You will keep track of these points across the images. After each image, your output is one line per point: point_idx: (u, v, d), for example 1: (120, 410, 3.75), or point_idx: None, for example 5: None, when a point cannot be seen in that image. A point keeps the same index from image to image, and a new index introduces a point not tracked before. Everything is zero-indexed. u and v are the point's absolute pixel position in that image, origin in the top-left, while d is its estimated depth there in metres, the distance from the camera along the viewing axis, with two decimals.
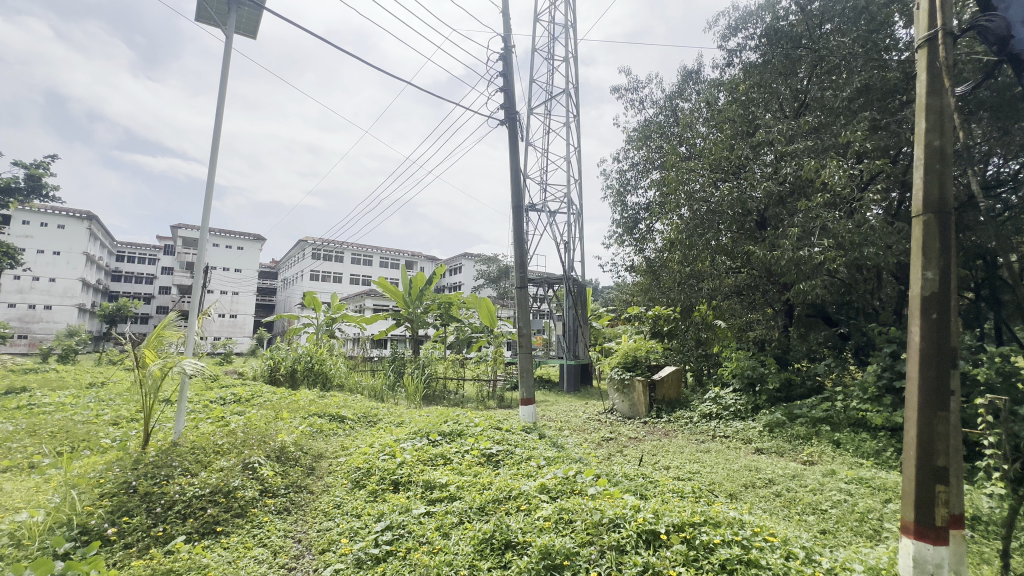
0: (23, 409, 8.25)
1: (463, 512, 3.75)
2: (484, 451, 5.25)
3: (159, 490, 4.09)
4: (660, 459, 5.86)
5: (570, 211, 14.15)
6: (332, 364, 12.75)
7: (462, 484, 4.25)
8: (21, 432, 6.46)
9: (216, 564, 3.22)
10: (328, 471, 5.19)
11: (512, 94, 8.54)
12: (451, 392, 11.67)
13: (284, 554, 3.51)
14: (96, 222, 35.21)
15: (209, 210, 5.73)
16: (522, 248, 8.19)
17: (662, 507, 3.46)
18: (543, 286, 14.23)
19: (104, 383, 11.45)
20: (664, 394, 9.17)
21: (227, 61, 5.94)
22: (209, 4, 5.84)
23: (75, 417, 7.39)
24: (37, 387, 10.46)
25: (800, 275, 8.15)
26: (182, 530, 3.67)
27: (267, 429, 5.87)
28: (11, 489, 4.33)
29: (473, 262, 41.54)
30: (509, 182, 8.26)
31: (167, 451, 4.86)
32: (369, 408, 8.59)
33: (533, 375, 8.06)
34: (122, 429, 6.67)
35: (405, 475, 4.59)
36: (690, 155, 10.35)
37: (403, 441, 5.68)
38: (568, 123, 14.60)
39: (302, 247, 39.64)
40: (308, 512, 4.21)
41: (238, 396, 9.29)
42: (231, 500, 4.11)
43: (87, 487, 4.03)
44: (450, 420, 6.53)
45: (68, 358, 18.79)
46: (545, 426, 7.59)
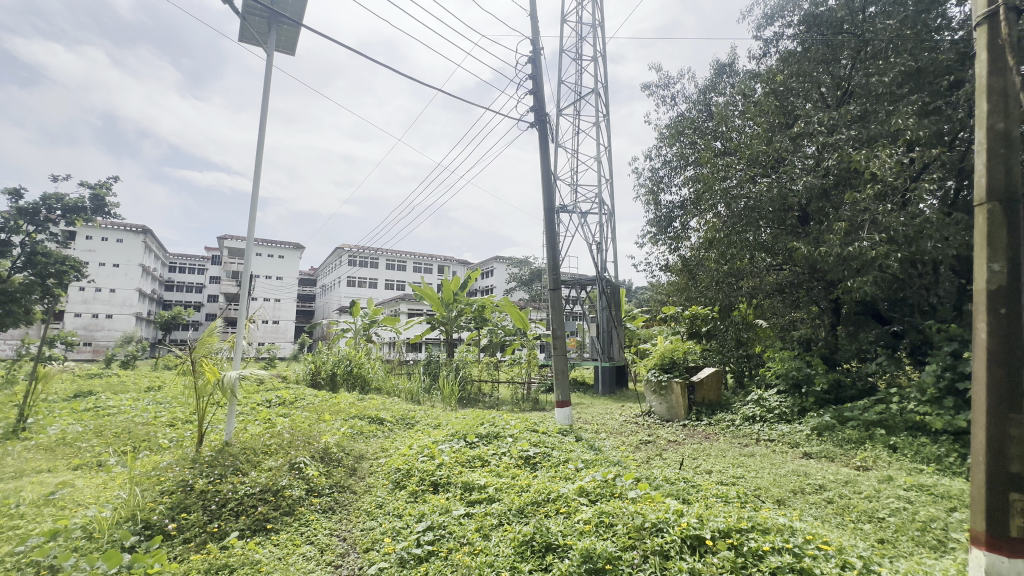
0: (91, 410, 8.92)
1: (503, 514, 3.76)
2: (522, 453, 5.26)
3: (214, 488, 4.28)
4: (702, 463, 5.69)
5: (602, 211, 14.01)
6: (370, 368, 13.08)
7: (500, 487, 4.26)
8: (90, 432, 6.98)
9: (268, 560, 3.36)
10: (369, 472, 5.30)
11: (542, 96, 8.54)
12: (485, 395, 11.73)
13: (331, 552, 3.61)
14: (150, 235, 37.45)
15: (255, 219, 6.00)
16: (555, 251, 8.16)
17: (706, 511, 3.36)
18: (576, 287, 14.18)
19: (161, 386, 12.17)
20: (703, 396, 8.91)
21: (269, 78, 6.22)
22: (251, 25, 6.12)
23: (137, 419, 7.90)
24: (101, 391, 11.25)
25: (848, 271, 7.75)
26: (236, 526, 3.84)
27: (312, 431, 6.11)
28: (82, 487, 4.66)
29: (505, 266, 41.79)
30: (540, 183, 8.27)
31: (221, 451, 5.09)
32: (407, 410, 8.77)
33: (569, 377, 8.00)
34: (178, 431, 7.05)
35: (445, 476, 4.65)
36: (726, 150, 10.10)
37: (441, 443, 5.75)
38: (597, 122, 14.47)
39: (338, 255, 41.02)
40: (351, 511, 4.32)
41: (283, 399, 9.67)
42: (279, 498, 4.26)
43: (150, 485, 4.31)
44: (486, 422, 6.58)
45: (129, 364, 20.11)
46: (581, 428, 7.55)
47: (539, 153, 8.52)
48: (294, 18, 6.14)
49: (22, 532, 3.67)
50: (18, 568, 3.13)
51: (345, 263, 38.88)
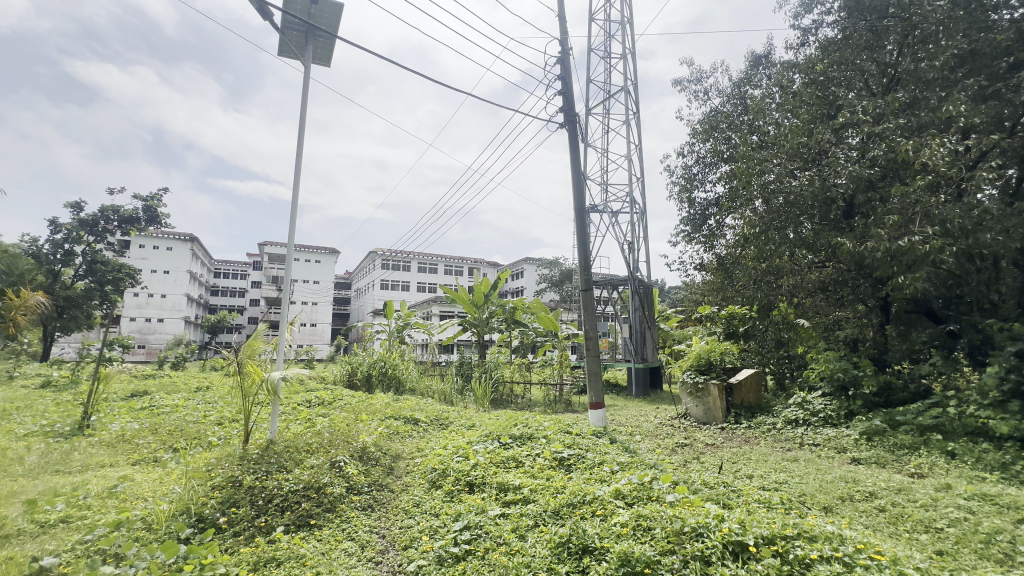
0: (147, 409, 9.47)
1: (538, 515, 3.76)
2: (556, 454, 5.24)
3: (261, 484, 4.45)
4: (742, 467, 5.53)
5: (633, 210, 13.84)
6: (404, 369, 13.34)
7: (535, 488, 4.27)
8: (147, 430, 7.42)
9: (312, 554, 3.48)
10: (406, 471, 5.41)
11: (571, 96, 8.50)
12: (518, 396, 11.76)
13: (371, 548, 3.71)
14: (197, 243, 39.40)
15: (294, 226, 6.23)
16: (586, 251, 8.10)
17: (749, 517, 3.27)
18: (608, 287, 14.04)
19: (209, 387, 12.79)
20: (742, 399, 8.64)
21: (306, 90, 6.45)
22: (289, 40, 6.37)
23: (188, 418, 8.34)
24: (155, 390, 11.93)
25: (898, 267, 7.35)
26: (282, 521, 3.99)
27: (351, 430, 6.29)
28: (141, 481, 4.95)
29: (535, 267, 41.76)
30: (570, 184, 8.24)
31: (266, 449, 5.29)
32: (441, 411, 8.90)
33: (602, 379, 7.93)
34: (225, 429, 7.40)
35: (479, 476, 4.69)
36: (763, 144, 9.81)
37: (475, 444, 5.80)
38: (627, 120, 14.28)
39: (372, 259, 41.99)
40: (390, 509, 4.42)
41: (322, 399, 9.99)
42: (321, 495, 4.41)
43: (204, 480, 4.54)
44: (520, 423, 6.60)
45: (179, 366, 21.24)
46: (615, 431, 7.47)
47: (569, 153, 8.49)
48: (329, 30, 6.33)
49: (89, 522, 3.95)
50: (88, 555, 3.37)
51: (378, 267, 39.79)
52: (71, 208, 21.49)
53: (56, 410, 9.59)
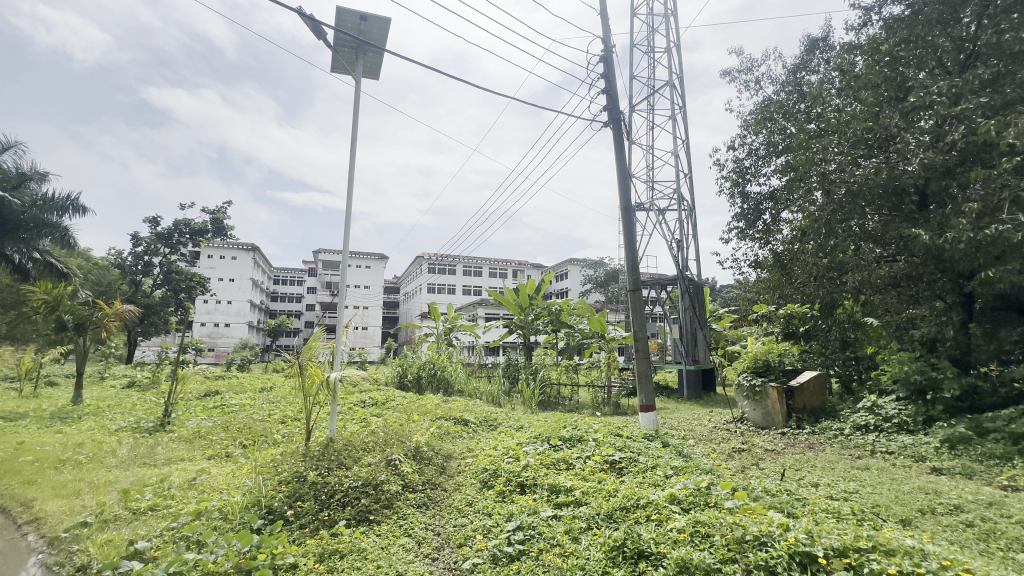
0: (219, 408, 10.19)
1: (591, 518, 3.73)
2: (606, 458, 5.17)
3: (323, 480, 4.67)
4: (806, 475, 5.23)
5: (682, 207, 13.42)
6: (452, 371, 13.61)
7: (587, 490, 4.23)
8: (219, 427, 7.99)
9: (372, 548, 3.63)
10: (458, 471, 5.51)
11: (615, 93, 8.38)
12: (566, 398, 11.68)
13: (427, 545, 3.81)
14: (258, 252, 41.99)
15: (349, 234, 6.52)
16: (633, 250, 7.95)
17: (817, 527, 3.10)
18: (656, 287, 13.71)
19: (271, 388, 13.58)
20: (804, 402, 8.17)
21: (357, 103, 6.74)
22: (341, 56, 6.70)
23: (255, 416, 8.91)
24: (225, 390, 12.83)
25: (983, 259, 6.71)
26: (343, 516, 4.17)
27: (404, 430, 6.49)
28: (216, 474, 5.34)
29: (580, 268, 41.43)
30: (616, 183, 8.12)
31: (327, 447, 5.55)
32: (489, 412, 9.02)
33: (652, 381, 7.75)
34: (287, 427, 7.83)
35: (530, 478, 4.70)
36: (823, 132, 9.25)
37: (525, 445, 5.82)
38: (673, 115, 13.87)
39: (419, 263, 43.13)
40: (444, 507, 4.53)
41: (376, 399, 10.38)
42: (379, 492, 4.58)
43: (272, 475, 4.84)
44: (569, 425, 6.56)
45: (245, 367, 22.70)
46: (668, 434, 7.27)
47: (614, 152, 8.37)
48: (378, 45, 6.57)
49: (173, 511, 4.31)
50: (173, 541, 3.68)
51: (425, 271, 40.80)
52: (150, 223, 23.50)
53: (142, 407, 10.52)
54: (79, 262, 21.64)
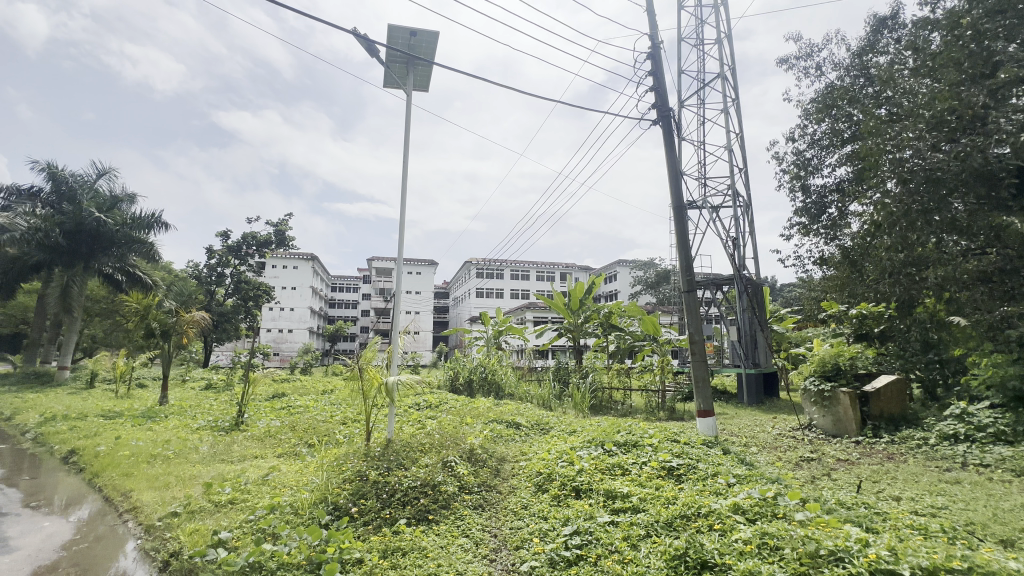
0: (285, 409, 10.83)
1: (650, 526, 3.65)
2: (664, 464, 5.03)
3: (384, 480, 4.84)
4: (886, 488, 4.83)
5: (737, 203, 12.86)
6: (502, 374, 13.70)
7: (645, 497, 4.14)
8: (286, 427, 8.49)
9: (432, 547, 3.74)
10: (512, 474, 5.54)
11: (664, 90, 8.19)
12: (618, 402, 11.46)
13: (485, 546, 3.87)
14: (317, 262, 44.33)
15: (403, 242, 6.76)
16: (687, 250, 7.71)
17: (901, 544, 2.87)
18: (711, 288, 13.19)
19: (332, 390, 14.26)
20: (881, 409, 7.56)
21: (409, 115, 6.99)
22: (393, 72, 6.98)
23: (318, 417, 9.40)
24: (290, 393, 13.63)
25: None
26: (404, 515, 4.32)
27: (459, 433, 6.61)
28: (286, 472, 5.68)
29: (629, 270, 40.63)
30: (667, 182, 7.91)
31: (387, 447, 5.76)
32: (540, 416, 9.00)
33: (710, 386, 7.44)
34: (349, 428, 8.19)
35: (586, 482, 4.66)
36: (897, 117, 8.58)
37: (579, 449, 5.78)
38: (727, 108, 13.31)
39: (467, 269, 43.91)
40: (499, 510, 4.58)
41: (429, 402, 10.67)
42: (437, 492, 4.69)
43: (337, 473, 5.09)
44: (623, 430, 6.44)
45: (308, 371, 23.99)
46: (728, 441, 6.97)
47: (664, 150, 8.17)
48: (427, 58, 6.79)
49: (251, 504, 4.64)
50: (251, 532, 3.95)
51: (474, 276, 41.50)
52: (223, 237, 25.42)
53: (219, 408, 11.37)
54: (163, 275, 23.73)
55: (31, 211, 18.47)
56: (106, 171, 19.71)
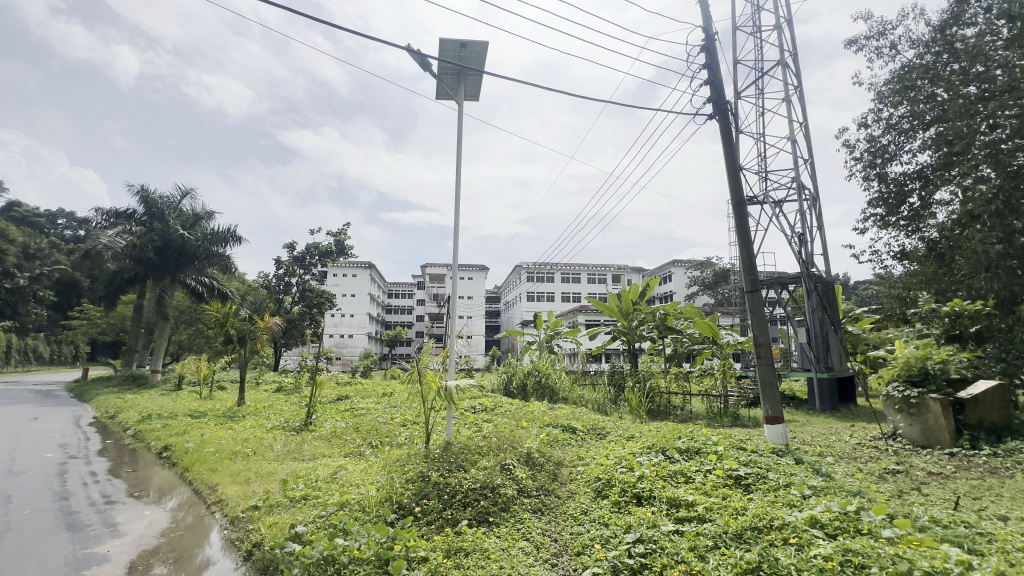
0: (349, 411, 11.36)
1: (717, 537, 3.50)
2: (730, 472, 4.80)
3: (445, 481, 4.96)
4: (989, 506, 4.34)
5: (803, 197, 12.10)
6: (556, 378, 13.61)
7: (711, 506, 3.98)
8: (351, 428, 8.91)
9: (494, 549, 3.79)
10: (570, 478, 5.50)
11: (720, 83, 7.88)
12: (677, 408, 11.06)
13: (546, 550, 3.86)
14: (374, 269, 46.23)
15: (457, 247, 6.92)
16: (749, 249, 7.35)
17: (1010, 570, 2.58)
18: (777, 287, 12.46)
19: (391, 393, 14.78)
20: (979, 418, 6.81)
21: (461, 125, 7.18)
22: (444, 84, 7.20)
23: (379, 419, 9.79)
24: (353, 395, 14.27)
25: None
26: (465, 516, 4.41)
27: (515, 436, 6.65)
28: (353, 471, 5.95)
29: (685, 270, 39.20)
30: (726, 177, 7.59)
31: (446, 449, 5.90)
32: (596, 420, 8.86)
33: (779, 391, 7.03)
34: (408, 430, 8.48)
35: (647, 489, 4.54)
36: (991, 94, 7.76)
37: (639, 455, 5.64)
38: (789, 96, 12.57)
39: (518, 273, 44.14)
40: (559, 514, 4.56)
41: (484, 406, 10.80)
42: (496, 495, 4.74)
43: (401, 474, 5.27)
44: (684, 436, 6.22)
45: (368, 374, 25.01)
46: (800, 449, 6.54)
47: (722, 145, 7.85)
48: (477, 68, 6.95)
49: (322, 501, 4.91)
50: (324, 527, 4.19)
51: (524, 280, 41.66)
52: (289, 248, 27.11)
53: (290, 409, 12.12)
54: (238, 285, 25.66)
55: (128, 230, 20.61)
56: (188, 192, 21.62)
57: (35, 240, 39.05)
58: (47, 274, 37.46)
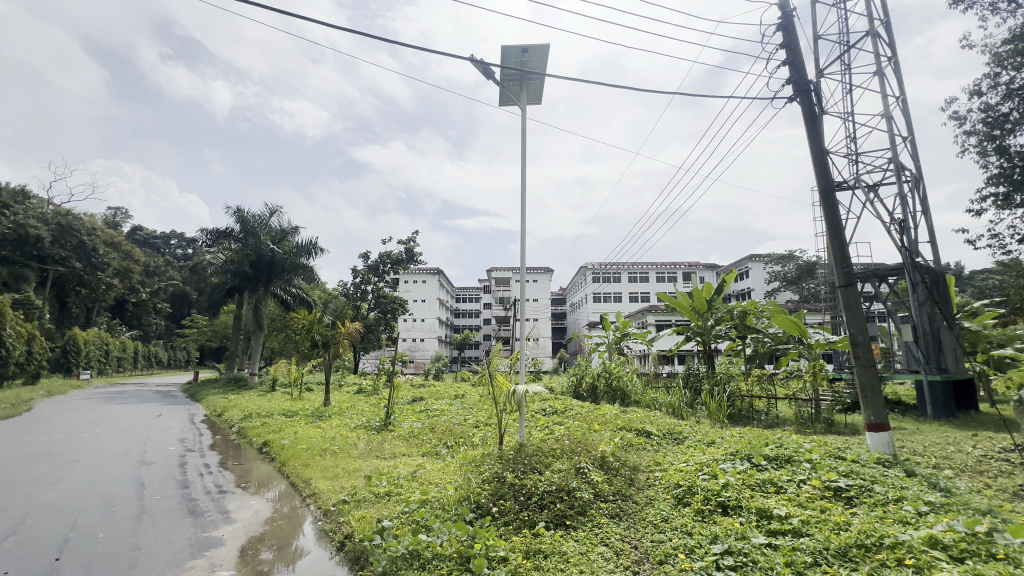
0: (425, 412, 11.82)
1: (817, 553, 3.22)
2: (828, 483, 4.41)
3: (521, 483, 4.98)
4: None
5: (904, 179, 10.88)
6: (628, 381, 13.24)
7: (807, 519, 3.68)
8: (427, 429, 9.25)
9: (573, 552, 3.76)
10: (648, 484, 5.30)
11: (801, 63, 7.31)
12: (761, 412, 10.34)
13: (627, 557, 3.76)
14: (443, 275, 47.85)
15: (525, 251, 6.98)
16: (840, 239, 6.72)
17: None
18: (875, 280, 11.28)
19: (462, 395, 15.17)
20: None
21: (525, 129, 7.24)
22: (507, 90, 7.31)
23: (453, 420, 10.09)
24: (427, 397, 14.84)
25: None
26: (542, 518, 4.43)
27: (588, 439, 6.55)
28: (432, 470, 6.18)
29: (764, 265, 36.55)
30: (811, 163, 7.00)
31: (521, 451, 5.93)
32: (672, 425, 8.50)
33: (882, 395, 6.34)
34: (482, 431, 8.67)
35: (734, 499, 4.29)
36: None
37: (722, 462, 5.34)
38: (883, 68, 11.37)
39: (583, 274, 43.60)
40: (637, 521, 4.42)
41: (555, 408, 10.76)
42: (572, 498, 4.69)
43: (477, 474, 5.39)
44: (772, 443, 5.79)
45: (440, 377, 25.84)
46: (910, 460, 5.86)
47: (804, 129, 7.26)
48: (539, 72, 6.99)
49: (404, 497, 5.15)
50: (408, 523, 4.40)
51: (590, 281, 41.03)
52: (365, 258, 28.76)
53: (370, 409, 12.85)
54: (321, 294, 27.63)
55: (228, 247, 22.90)
56: (276, 210, 23.67)
57: (155, 258, 44.82)
58: (162, 288, 42.59)
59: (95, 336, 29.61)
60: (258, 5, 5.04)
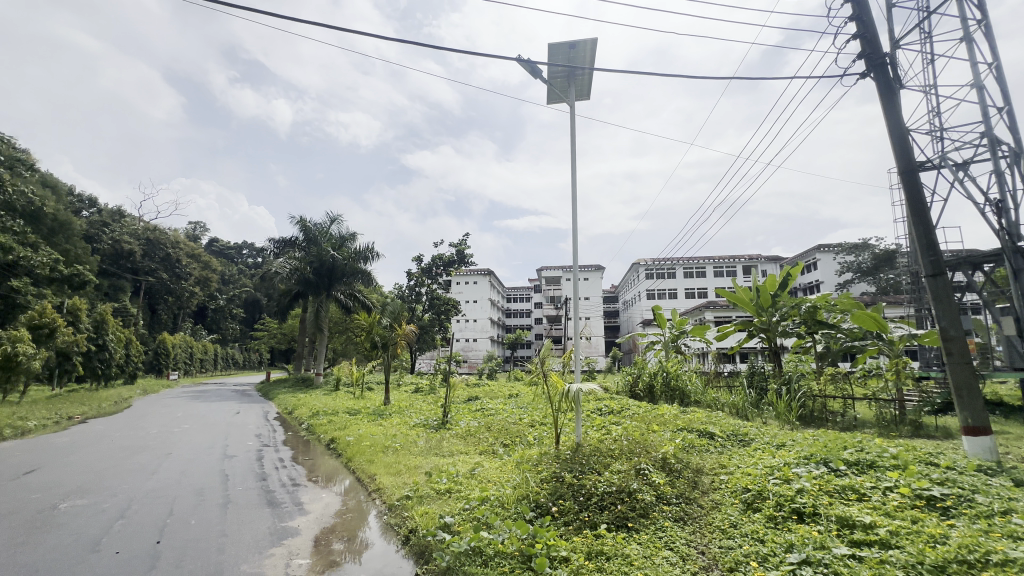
0: (480, 411, 11.99)
1: (909, 567, 2.95)
2: (919, 492, 4.02)
3: (580, 483, 4.92)
4: None
5: (999, 154, 9.79)
6: (687, 380, 12.79)
7: (897, 530, 3.38)
8: (483, 428, 9.36)
9: (637, 556, 3.67)
10: (714, 488, 5.07)
11: (874, 35, 6.73)
12: (836, 414, 9.64)
13: (694, 562, 3.63)
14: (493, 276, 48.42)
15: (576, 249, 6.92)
16: (924, 225, 6.14)
17: None
18: (967, 267, 10.20)
19: (516, 395, 15.25)
20: None
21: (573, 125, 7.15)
22: (556, 87, 7.27)
23: (508, 419, 10.15)
24: (483, 396, 15.07)
25: None
26: (603, 519, 4.37)
27: (648, 440, 6.36)
28: (490, 468, 6.25)
29: (839, 255, 33.29)
30: (889, 143, 6.44)
31: (578, 451, 5.87)
32: (737, 426, 8.08)
33: (982, 395, 5.70)
34: (538, 431, 8.68)
35: (810, 505, 4.02)
36: None
37: (795, 467, 5.01)
38: (971, 34, 10.26)
39: (636, 271, 42.56)
40: (703, 526, 4.25)
41: (611, 408, 10.56)
42: (633, 500, 4.58)
43: (535, 473, 5.39)
44: (852, 447, 5.35)
45: (493, 376, 26.11)
46: (1018, 467, 5.23)
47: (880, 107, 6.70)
48: (587, 67, 6.91)
49: (464, 495, 5.25)
50: (469, 520, 4.48)
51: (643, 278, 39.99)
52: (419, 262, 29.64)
53: (429, 408, 13.23)
54: (378, 297, 28.78)
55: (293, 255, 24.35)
56: (335, 218, 24.92)
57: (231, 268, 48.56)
58: (237, 295, 45.98)
59: (181, 340, 32.46)
60: (315, 24, 5.31)
